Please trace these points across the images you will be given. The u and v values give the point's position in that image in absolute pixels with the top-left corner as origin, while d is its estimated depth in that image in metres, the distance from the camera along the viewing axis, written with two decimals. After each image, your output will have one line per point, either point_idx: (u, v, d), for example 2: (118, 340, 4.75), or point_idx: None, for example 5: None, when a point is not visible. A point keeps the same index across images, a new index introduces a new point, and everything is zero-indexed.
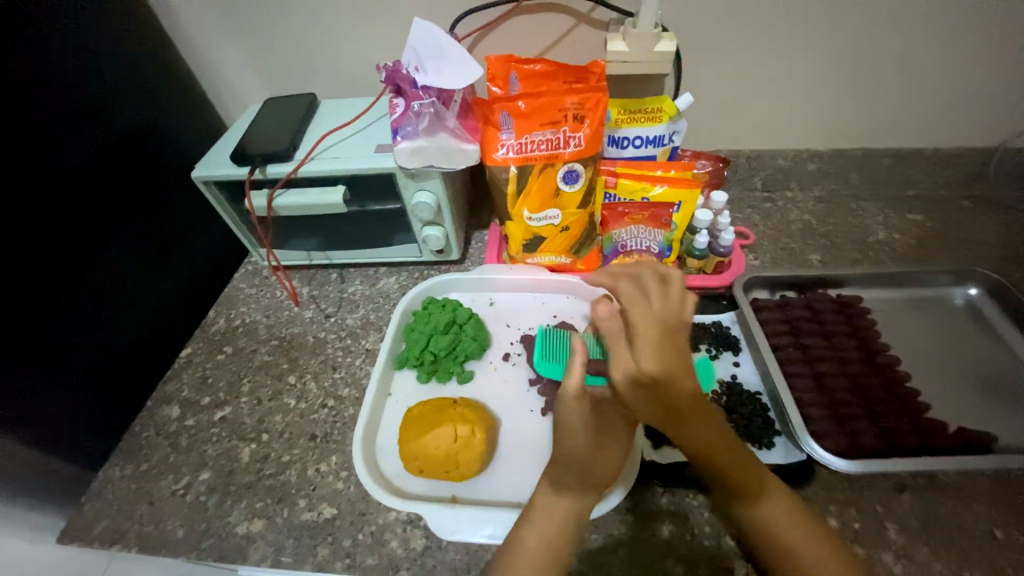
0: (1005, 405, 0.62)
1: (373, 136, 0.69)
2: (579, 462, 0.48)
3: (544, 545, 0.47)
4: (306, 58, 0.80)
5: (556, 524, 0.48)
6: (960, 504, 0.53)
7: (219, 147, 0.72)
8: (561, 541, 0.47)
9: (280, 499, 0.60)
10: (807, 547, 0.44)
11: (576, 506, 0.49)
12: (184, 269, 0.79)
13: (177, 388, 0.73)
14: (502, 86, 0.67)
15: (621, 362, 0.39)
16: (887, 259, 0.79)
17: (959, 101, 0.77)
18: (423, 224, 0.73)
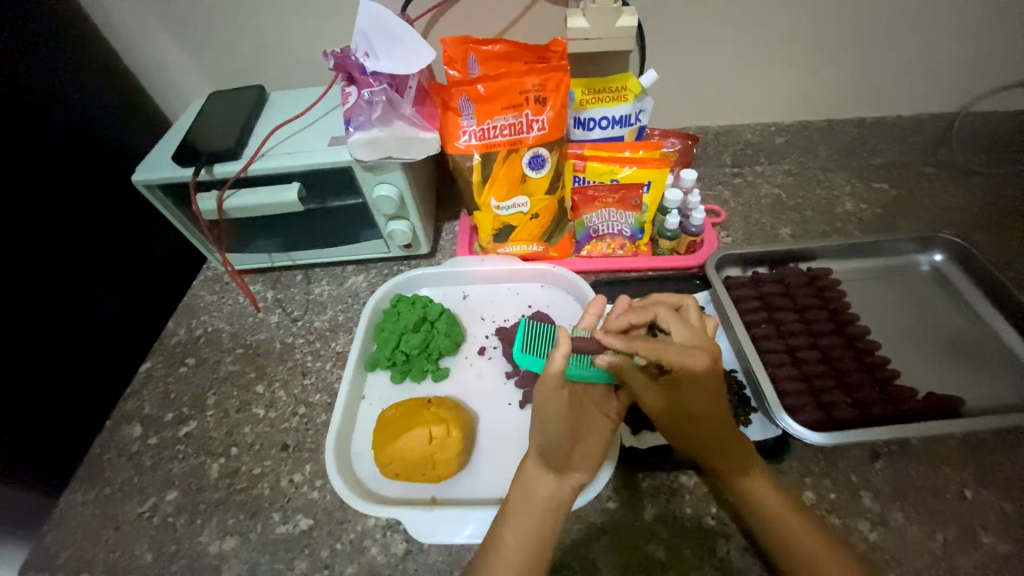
0: (971, 368, 0.63)
1: (327, 129, 0.66)
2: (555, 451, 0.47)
3: (525, 543, 0.45)
4: (251, 46, 0.75)
5: (533, 520, 0.47)
6: (929, 467, 0.55)
7: (160, 149, 0.67)
8: (542, 536, 0.46)
9: (253, 514, 0.58)
10: (795, 534, 0.46)
11: (553, 498, 0.48)
12: (139, 279, 0.74)
13: (137, 405, 0.70)
14: (461, 70, 0.63)
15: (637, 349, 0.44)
16: (855, 229, 0.79)
17: (921, 68, 0.77)
18: (388, 218, 0.70)
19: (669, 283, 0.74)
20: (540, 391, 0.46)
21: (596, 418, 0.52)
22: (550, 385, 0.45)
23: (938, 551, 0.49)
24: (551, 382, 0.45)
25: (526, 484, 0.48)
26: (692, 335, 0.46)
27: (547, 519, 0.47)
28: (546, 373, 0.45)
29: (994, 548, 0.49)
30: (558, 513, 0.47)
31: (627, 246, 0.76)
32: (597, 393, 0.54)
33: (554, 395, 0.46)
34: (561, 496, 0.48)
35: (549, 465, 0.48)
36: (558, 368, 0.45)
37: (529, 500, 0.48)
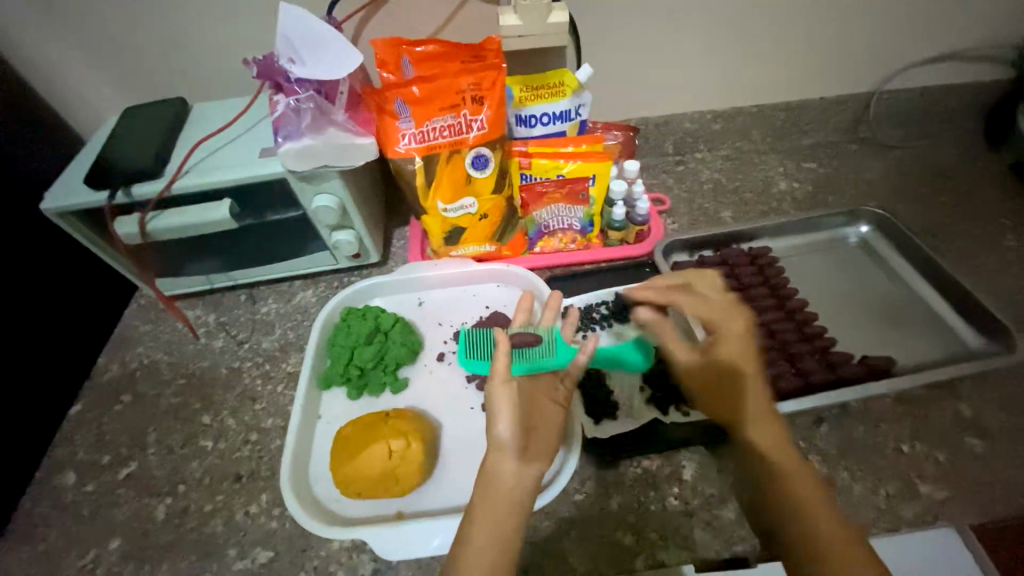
0: (898, 329, 0.68)
1: (256, 140, 0.62)
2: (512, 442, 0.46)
3: (490, 542, 0.43)
4: (168, 56, 0.70)
5: (497, 517, 0.44)
6: (869, 426, 0.58)
7: (70, 171, 0.62)
8: (508, 530, 0.44)
9: (207, 553, 0.54)
10: (810, 496, 0.44)
11: (517, 490, 0.45)
12: (62, 313, 0.68)
13: (69, 451, 0.64)
14: (395, 72, 0.61)
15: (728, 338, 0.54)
16: (790, 207, 0.83)
17: (835, 52, 0.82)
18: (332, 229, 0.67)
19: (621, 273, 0.75)
20: (489, 388, 0.49)
21: (547, 404, 0.52)
22: (497, 381, 0.49)
23: (882, 505, 0.53)
24: (499, 379, 0.49)
25: (487, 481, 0.45)
26: (695, 303, 0.58)
27: (511, 513, 0.44)
28: (493, 372, 0.50)
29: (930, 495, 0.53)
30: (522, 504, 0.45)
31: (578, 240, 0.76)
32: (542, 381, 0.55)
33: (502, 390, 0.48)
34: (528, 487, 0.45)
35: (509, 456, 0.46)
36: (503, 365, 0.50)
37: (493, 497, 0.45)
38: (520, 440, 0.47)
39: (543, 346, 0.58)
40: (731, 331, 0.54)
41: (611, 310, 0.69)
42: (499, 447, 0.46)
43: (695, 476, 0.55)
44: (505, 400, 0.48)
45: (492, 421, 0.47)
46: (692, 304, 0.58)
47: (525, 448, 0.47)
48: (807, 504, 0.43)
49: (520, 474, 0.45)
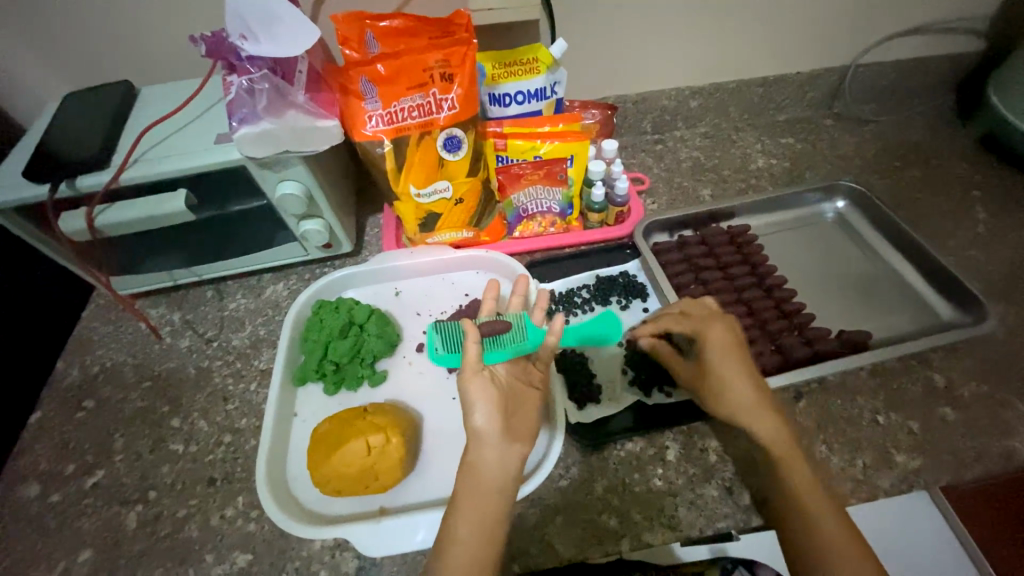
0: (873, 303, 0.69)
1: (211, 125, 0.58)
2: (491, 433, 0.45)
3: (472, 534, 0.43)
4: (108, 35, 0.65)
5: (478, 509, 0.44)
6: (846, 400, 0.59)
7: (5, 164, 0.57)
8: (491, 521, 0.44)
9: (182, 560, 0.52)
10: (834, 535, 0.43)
11: (497, 480, 0.45)
12: (12, 317, 0.63)
13: (29, 462, 0.61)
14: (358, 48, 0.58)
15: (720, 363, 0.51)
16: (768, 184, 0.83)
17: (811, 25, 0.81)
18: (299, 219, 0.64)
19: (602, 255, 0.74)
20: (462, 380, 0.48)
21: (524, 390, 0.51)
22: (470, 370, 0.48)
23: (860, 476, 0.54)
24: (470, 369, 0.48)
25: (468, 473, 0.45)
26: (682, 319, 0.55)
27: (492, 503, 0.44)
28: (465, 363, 0.48)
29: (906, 464, 0.54)
30: (505, 494, 0.44)
31: (558, 223, 0.74)
32: (518, 368, 0.52)
33: (475, 379, 0.48)
34: (510, 477, 0.45)
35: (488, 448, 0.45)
36: (475, 355, 0.49)
37: (473, 489, 0.44)
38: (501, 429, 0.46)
39: (512, 332, 0.56)
40: (715, 340, 0.52)
41: (592, 293, 0.70)
42: (478, 438, 0.46)
43: (677, 457, 0.55)
44: (478, 389, 0.47)
45: (468, 412, 0.47)
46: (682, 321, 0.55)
47: (507, 439, 0.46)
48: (830, 540, 0.43)
49: (501, 463, 0.45)
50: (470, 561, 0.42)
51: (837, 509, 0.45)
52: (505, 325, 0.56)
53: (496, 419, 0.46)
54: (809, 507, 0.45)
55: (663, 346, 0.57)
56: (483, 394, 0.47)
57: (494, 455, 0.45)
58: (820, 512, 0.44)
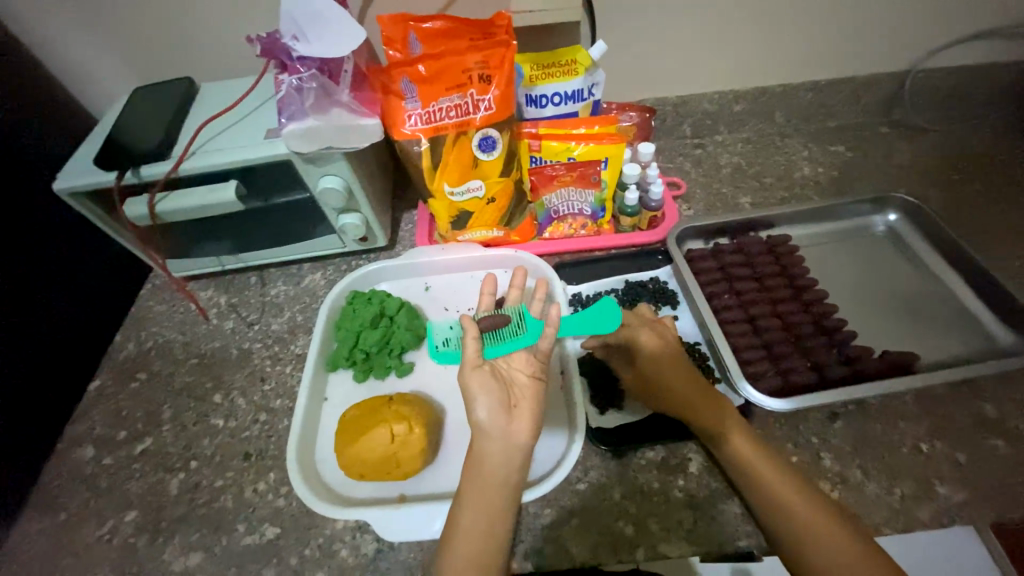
0: (923, 324, 0.65)
1: (262, 121, 0.62)
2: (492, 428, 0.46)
3: (476, 525, 0.45)
4: (176, 34, 0.69)
5: (484, 500, 0.45)
6: (886, 424, 0.56)
7: (81, 152, 0.62)
8: (495, 513, 0.45)
9: (217, 527, 0.56)
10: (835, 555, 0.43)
11: (502, 473, 0.46)
12: (79, 293, 0.69)
13: (88, 426, 0.66)
14: (402, 49, 0.60)
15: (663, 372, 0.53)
16: (813, 194, 0.79)
17: (870, 27, 0.77)
18: (339, 212, 0.67)
19: (632, 260, 0.73)
20: (462, 377, 0.47)
21: (526, 382, 0.49)
22: (469, 365, 0.48)
23: (897, 505, 0.51)
24: (469, 365, 0.48)
25: (474, 465, 0.46)
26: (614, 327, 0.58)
27: (497, 495, 0.46)
28: (463, 360, 0.48)
29: (950, 497, 0.51)
30: (509, 487, 0.45)
31: (588, 226, 0.75)
32: (520, 360, 0.51)
33: (474, 374, 0.47)
34: (513, 474, 0.46)
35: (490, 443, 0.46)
36: (474, 351, 0.48)
37: (480, 482, 0.45)
38: (506, 426, 0.46)
39: (512, 325, 0.53)
40: (643, 346, 0.55)
41: (621, 298, 0.68)
42: (481, 432, 0.46)
43: (700, 469, 0.54)
44: (477, 385, 0.47)
45: (470, 407, 0.47)
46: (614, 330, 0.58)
47: (512, 437, 0.46)
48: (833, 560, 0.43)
49: (505, 455, 0.45)
50: (476, 551, 0.44)
51: (832, 519, 0.45)
52: (504, 318, 0.53)
53: (498, 413, 0.46)
54: (808, 525, 0.45)
55: (613, 355, 0.59)
56: (485, 388, 0.47)
57: (496, 449, 0.46)
58: (821, 531, 0.44)
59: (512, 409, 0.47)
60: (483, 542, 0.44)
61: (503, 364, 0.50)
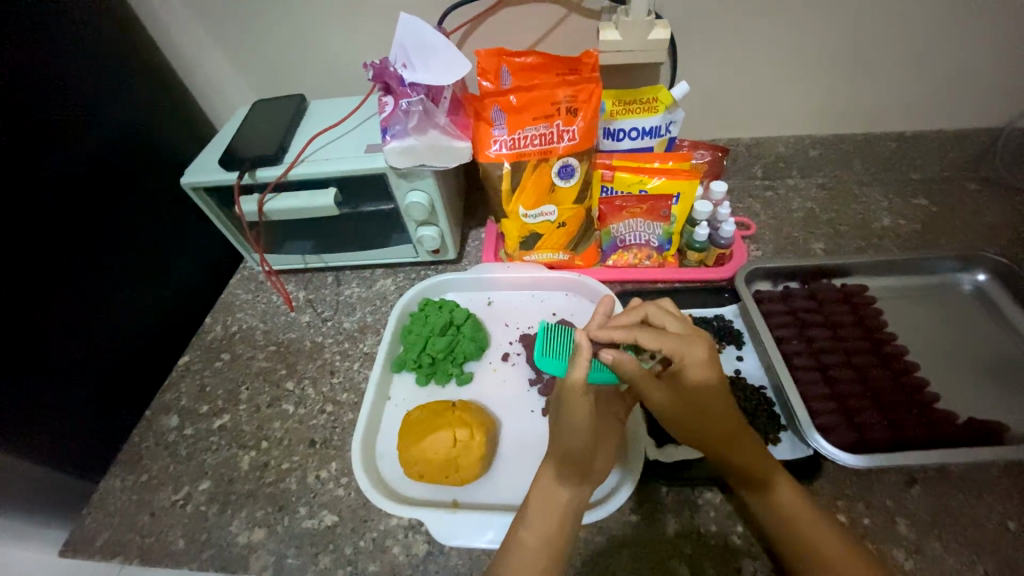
0: (1015, 393, 0.61)
1: (364, 136, 0.68)
2: (577, 456, 0.48)
3: (544, 547, 0.46)
4: (293, 55, 0.78)
5: (554, 525, 0.47)
6: (971, 496, 0.52)
7: (206, 153, 0.70)
8: (559, 539, 0.47)
9: (280, 507, 0.59)
10: None
11: (572, 504, 0.49)
12: (179, 274, 0.77)
13: (174, 397, 0.73)
14: (493, 80, 0.64)
15: (701, 382, 0.48)
16: (892, 245, 0.77)
17: (965, 82, 0.75)
18: (418, 224, 0.72)
19: (696, 295, 0.73)
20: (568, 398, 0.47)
21: (609, 420, 0.53)
22: (577, 394, 0.46)
23: None
24: (578, 391, 0.46)
25: (542, 486, 0.50)
26: (660, 336, 0.48)
27: (565, 523, 0.48)
28: (569, 381, 0.46)
29: None
30: (569, 513, 0.48)
31: (654, 257, 0.76)
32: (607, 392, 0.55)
33: (582, 401, 0.47)
34: (578, 500, 0.49)
35: (570, 472, 0.49)
36: (581, 379, 0.47)
37: (545, 506, 0.48)
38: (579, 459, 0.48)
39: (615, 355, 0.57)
40: (696, 361, 0.48)
41: None
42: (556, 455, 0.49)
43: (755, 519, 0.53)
44: (581, 412, 0.47)
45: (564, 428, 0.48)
46: (658, 339, 0.47)
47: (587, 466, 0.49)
48: None
49: (569, 483, 0.49)
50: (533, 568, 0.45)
51: None
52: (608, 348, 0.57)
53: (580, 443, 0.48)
54: None
55: (631, 361, 0.47)
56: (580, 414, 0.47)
57: (565, 473, 0.49)
58: None
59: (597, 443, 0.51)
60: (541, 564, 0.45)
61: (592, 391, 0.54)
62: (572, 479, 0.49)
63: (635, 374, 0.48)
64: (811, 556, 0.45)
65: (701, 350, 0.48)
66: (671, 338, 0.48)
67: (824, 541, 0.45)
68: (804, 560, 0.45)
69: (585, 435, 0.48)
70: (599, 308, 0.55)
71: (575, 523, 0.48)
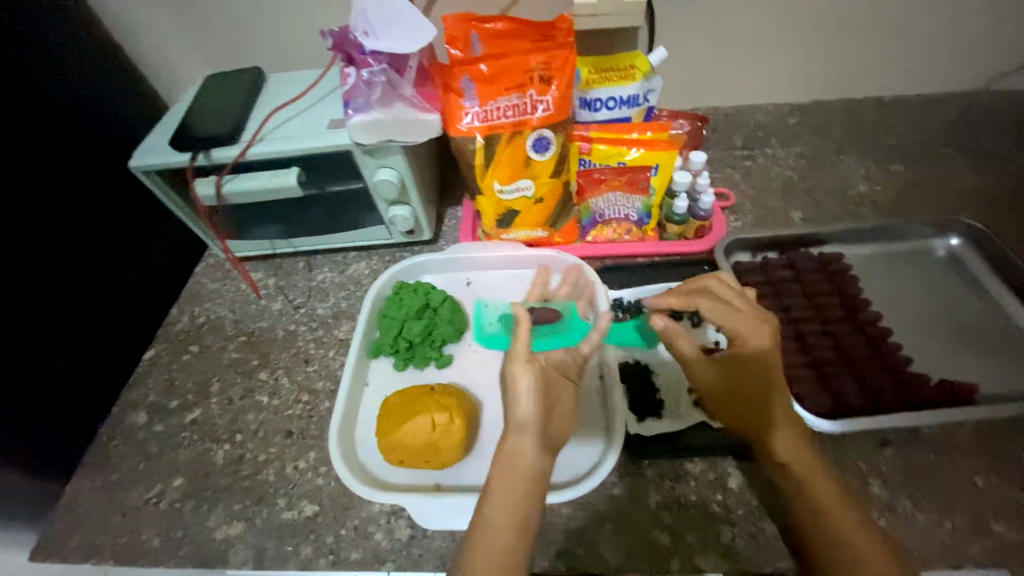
0: (983, 355, 0.62)
1: (326, 111, 0.64)
2: (533, 424, 0.47)
3: (513, 522, 0.44)
4: (248, 24, 0.73)
5: (519, 498, 0.45)
6: (942, 455, 0.54)
7: (157, 132, 0.65)
8: (527, 511, 0.45)
9: (258, 500, 0.58)
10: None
11: (537, 470, 0.46)
12: (139, 264, 0.73)
13: (142, 393, 0.70)
14: (463, 48, 0.60)
15: (754, 356, 0.49)
16: (868, 212, 0.77)
17: (942, 46, 0.74)
18: (389, 204, 0.68)
19: (676, 268, 0.73)
20: (511, 368, 0.49)
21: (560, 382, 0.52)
22: (520, 360, 0.49)
23: (949, 541, 0.49)
24: (520, 359, 0.49)
25: (504, 464, 0.46)
26: (716, 308, 0.52)
27: (532, 492, 0.46)
28: (513, 352, 0.50)
29: (1006, 536, 0.49)
30: (534, 484, 0.46)
31: (633, 231, 0.74)
32: (557, 357, 0.55)
33: (524, 369, 0.49)
34: (542, 467, 0.47)
35: (531, 439, 0.47)
36: (523, 343, 0.50)
37: (508, 481, 0.45)
38: (539, 421, 0.48)
39: (560, 323, 0.66)
40: (756, 343, 0.49)
41: None
42: (518, 428, 0.47)
43: (740, 486, 0.53)
44: (526, 381, 0.48)
45: (513, 403, 0.48)
46: (714, 309, 0.52)
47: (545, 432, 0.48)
48: None
49: (536, 451, 0.47)
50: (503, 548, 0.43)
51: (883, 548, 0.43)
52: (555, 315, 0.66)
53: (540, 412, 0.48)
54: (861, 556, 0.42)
55: (677, 333, 0.55)
56: (528, 380, 0.48)
57: (529, 444, 0.47)
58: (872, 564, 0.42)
59: (550, 410, 0.49)
60: (510, 539, 0.43)
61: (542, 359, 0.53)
62: (533, 447, 0.47)
63: (682, 345, 0.54)
64: (814, 514, 0.45)
65: (767, 331, 0.50)
66: (731, 313, 0.51)
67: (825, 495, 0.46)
68: (808, 518, 0.45)
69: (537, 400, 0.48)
70: (569, 276, 0.71)
71: (539, 493, 0.46)
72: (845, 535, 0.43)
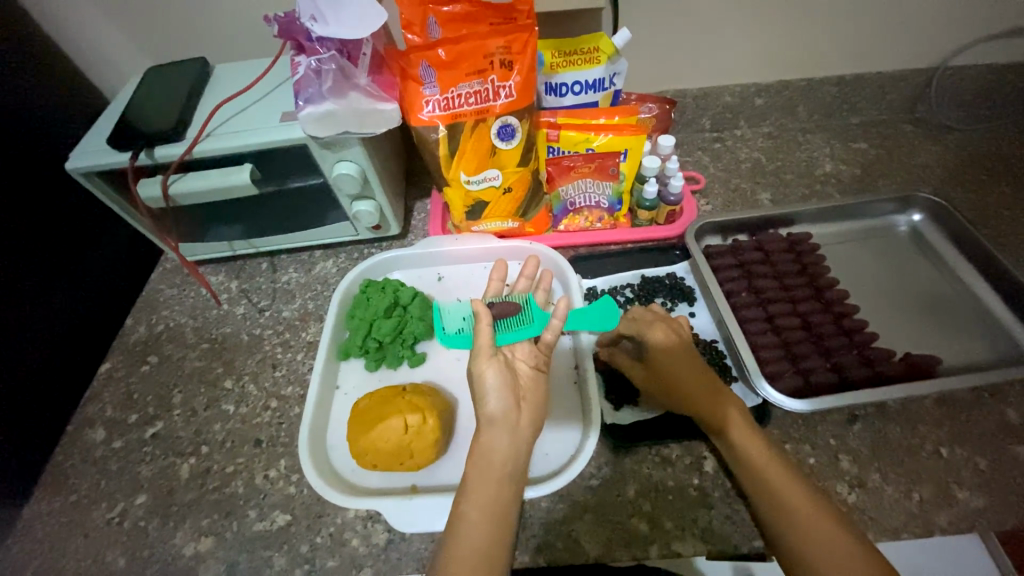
0: (944, 327, 0.64)
1: (278, 104, 0.61)
2: (501, 417, 0.46)
3: (487, 517, 0.43)
4: (188, 10, 0.68)
5: (493, 492, 0.44)
6: (907, 428, 0.55)
7: (95, 130, 0.61)
8: (502, 504, 0.44)
9: (228, 513, 0.56)
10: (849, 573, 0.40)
11: (511, 461, 0.45)
12: (88, 273, 0.68)
13: (99, 408, 0.66)
14: (420, 34, 0.57)
15: (661, 358, 0.53)
16: (834, 191, 0.78)
17: (900, 23, 0.74)
18: (352, 199, 0.66)
19: (648, 254, 0.73)
20: (476, 366, 0.48)
21: (529, 372, 0.51)
22: (484, 356, 0.48)
23: (915, 511, 0.50)
24: (484, 354, 0.48)
25: (479, 458, 0.45)
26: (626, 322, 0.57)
27: (505, 485, 0.45)
28: (477, 349, 0.49)
29: (969, 503, 0.50)
30: (508, 478, 0.45)
31: (605, 219, 0.74)
32: (523, 350, 0.52)
33: (489, 365, 0.48)
34: (518, 460, 0.46)
35: (502, 431, 0.46)
36: (487, 339, 0.49)
37: (482, 476, 0.44)
38: (510, 413, 0.47)
39: (520, 315, 0.54)
40: (658, 345, 0.54)
41: (636, 292, 0.68)
42: (489, 422, 0.46)
43: (715, 469, 0.54)
44: (492, 375, 0.48)
45: (482, 399, 0.47)
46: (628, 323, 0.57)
47: (517, 425, 0.47)
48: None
49: (511, 443, 0.46)
50: (481, 547, 0.42)
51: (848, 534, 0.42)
52: (513, 306, 0.54)
53: (509, 405, 0.47)
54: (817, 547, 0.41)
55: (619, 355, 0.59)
56: (494, 375, 0.48)
57: (502, 436, 0.46)
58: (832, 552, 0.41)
59: (520, 402, 0.48)
60: (486, 535, 0.42)
61: (509, 352, 0.52)
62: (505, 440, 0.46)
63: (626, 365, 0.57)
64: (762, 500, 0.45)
65: (659, 333, 0.54)
66: (635, 326, 0.56)
67: (772, 476, 0.45)
68: (760, 504, 0.45)
69: (505, 392, 0.47)
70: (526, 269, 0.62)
71: (515, 487, 0.45)
72: (793, 517, 0.43)
